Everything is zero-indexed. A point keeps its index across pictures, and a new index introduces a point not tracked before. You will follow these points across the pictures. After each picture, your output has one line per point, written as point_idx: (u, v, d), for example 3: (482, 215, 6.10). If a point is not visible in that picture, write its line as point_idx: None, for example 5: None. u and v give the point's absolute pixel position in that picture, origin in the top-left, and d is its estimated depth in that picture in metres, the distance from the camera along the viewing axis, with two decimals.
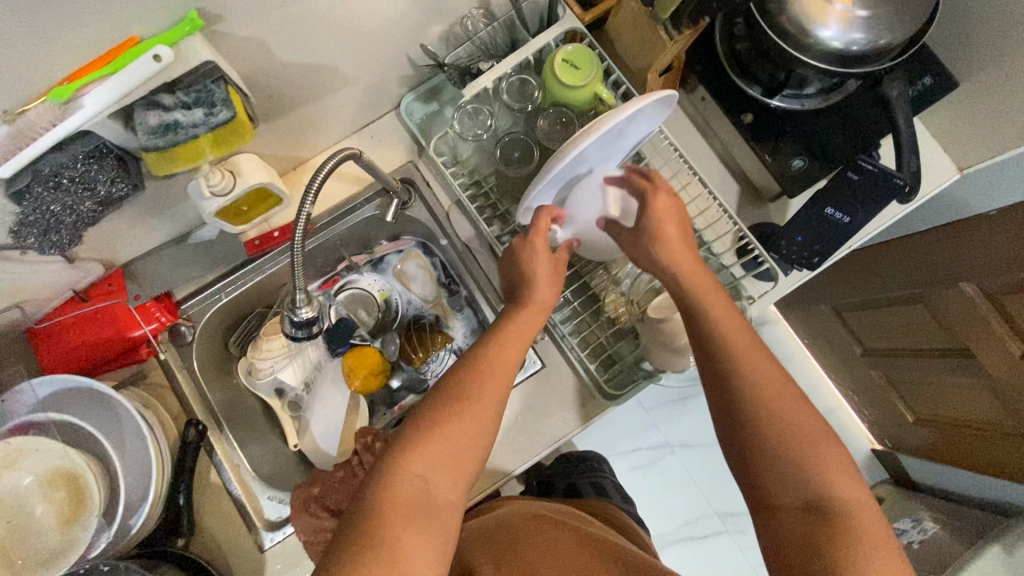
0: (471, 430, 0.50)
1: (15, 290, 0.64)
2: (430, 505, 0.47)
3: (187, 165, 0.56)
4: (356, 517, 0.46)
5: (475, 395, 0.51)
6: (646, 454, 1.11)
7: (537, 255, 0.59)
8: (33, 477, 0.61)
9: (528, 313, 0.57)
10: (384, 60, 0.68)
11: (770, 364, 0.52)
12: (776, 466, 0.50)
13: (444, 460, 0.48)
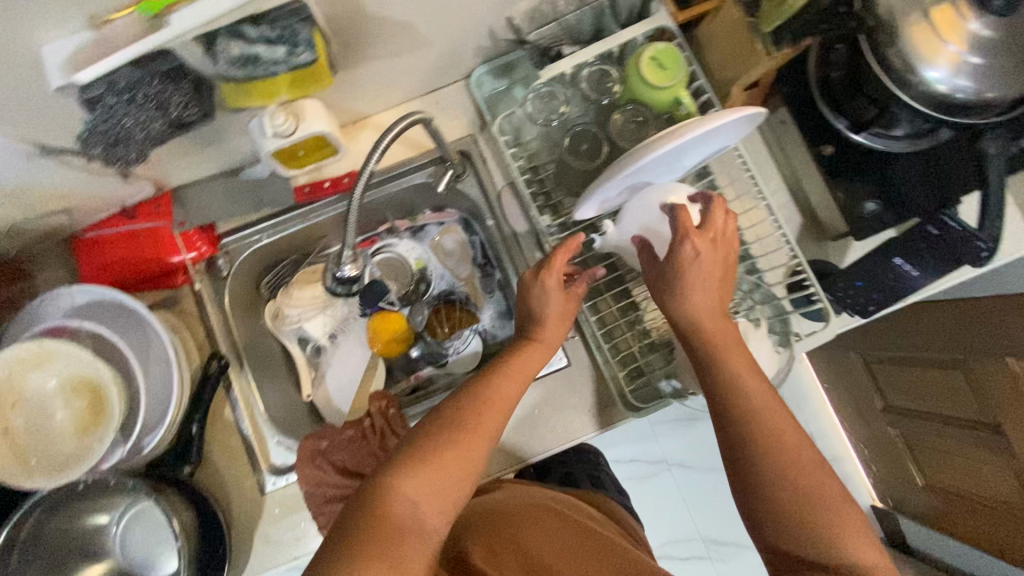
0: (469, 453, 0.50)
1: (67, 195, 0.65)
2: (430, 513, 0.46)
3: (259, 100, 0.56)
4: (353, 518, 0.45)
5: (481, 416, 0.52)
6: (643, 467, 1.10)
7: (548, 294, 0.59)
8: (58, 381, 0.61)
9: (533, 351, 0.59)
10: (466, 27, 0.66)
11: (785, 429, 0.52)
12: (786, 518, 0.49)
13: (443, 476, 0.48)
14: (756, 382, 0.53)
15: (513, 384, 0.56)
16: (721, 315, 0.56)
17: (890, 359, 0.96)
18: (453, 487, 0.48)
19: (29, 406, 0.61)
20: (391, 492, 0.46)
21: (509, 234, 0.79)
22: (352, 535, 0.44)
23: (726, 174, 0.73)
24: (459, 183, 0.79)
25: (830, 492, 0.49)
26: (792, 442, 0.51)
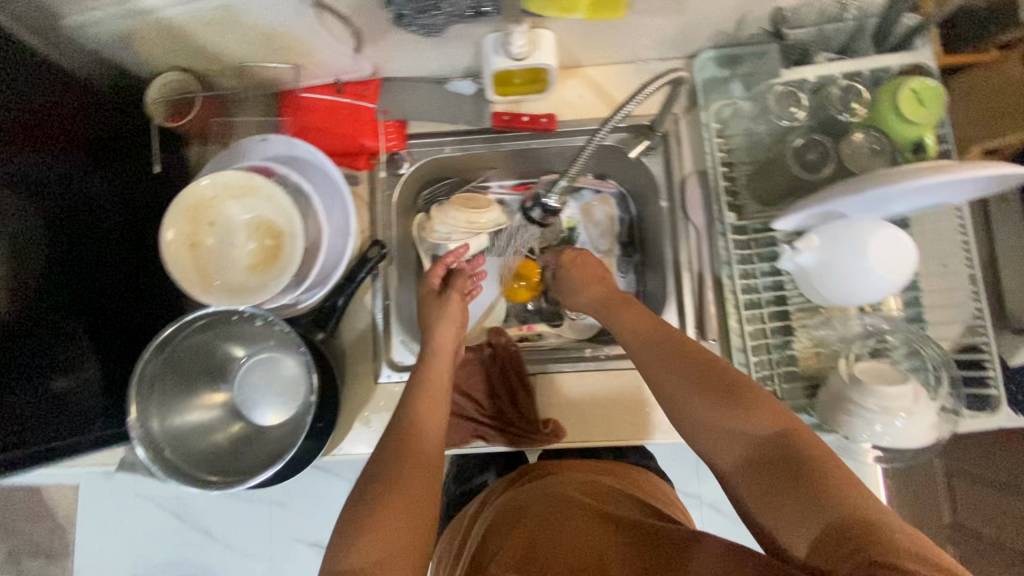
0: (426, 451, 0.59)
1: (305, 53, 0.68)
2: (408, 506, 0.52)
3: (560, 15, 0.50)
4: (344, 534, 0.50)
5: (429, 424, 0.62)
6: (678, 493, 1.05)
7: (439, 319, 0.74)
8: (251, 216, 0.66)
9: (439, 362, 0.70)
10: (726, 8, 0.65)
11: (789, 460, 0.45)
12: (763, 489, 0.45)
13: (417, 480, 0.55)
14: (696, 400, 0.52)
15: (442, 397, 0.66)
16: (685, 364, 0.55)
17: (979, 479, 0.82)
18: (427, 490, 0.55)
19: (222, 230, 0.65)
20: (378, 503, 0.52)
21: (677, 223, 0.78)
22: (346, 532, 0.50)
23: (927, 233, 0.69)
24: (646, 156, 0.79)
25: (807, 437, 0.46)
26: (715, 411, 0.50)
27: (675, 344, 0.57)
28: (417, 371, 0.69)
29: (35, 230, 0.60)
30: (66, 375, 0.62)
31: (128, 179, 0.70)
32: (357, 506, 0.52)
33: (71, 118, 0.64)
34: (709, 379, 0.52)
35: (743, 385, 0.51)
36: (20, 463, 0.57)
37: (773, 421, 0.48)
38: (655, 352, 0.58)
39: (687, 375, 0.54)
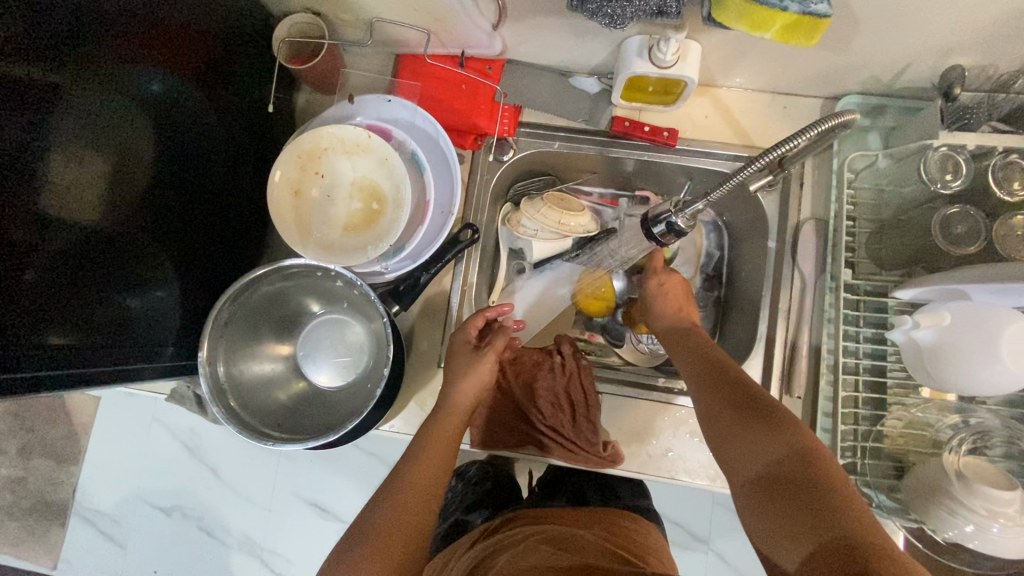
0: (419, 495, 0.59)
1: (444, 20, 0.66)
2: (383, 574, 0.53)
3: (746, 29, 0.47)
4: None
5: (423, 490, 0.59)
6: (697, 542, 1.01)
7: (470, 357, 0.69)
8: (356, 176, 0.66)
9: (459, 393, 0.67)
10: (894, 55, 0.61)
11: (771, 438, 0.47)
12: (757, 507, 0.45)
13: (397, 548, 0.54)
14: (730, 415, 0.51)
15: (444, 455, 0.62)
16: (732, 383, 0.53)
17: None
18: (398, 557, 0.54)
19: (325, 184, 0.66)
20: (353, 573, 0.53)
21: (781, 267, 0.74)
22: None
23: None
24: (764, 193, 0.74)
25: (824, 455, 0.44)
26: (739, 431, 0.49)
27: (722, 367, 0.56)
28: (426, 427, 0.64)
29: (143, 143, 0.58)
30: (137, 296, 0.59)
31: (230, 109, 0.69)
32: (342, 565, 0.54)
33: (196, 36, 0.62)
34: (742, 399, 0.51)
35: (772, 408, 0.49)
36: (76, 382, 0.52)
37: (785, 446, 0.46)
38: (700, 370, 0.57)
39: (721, 393, 0.53)
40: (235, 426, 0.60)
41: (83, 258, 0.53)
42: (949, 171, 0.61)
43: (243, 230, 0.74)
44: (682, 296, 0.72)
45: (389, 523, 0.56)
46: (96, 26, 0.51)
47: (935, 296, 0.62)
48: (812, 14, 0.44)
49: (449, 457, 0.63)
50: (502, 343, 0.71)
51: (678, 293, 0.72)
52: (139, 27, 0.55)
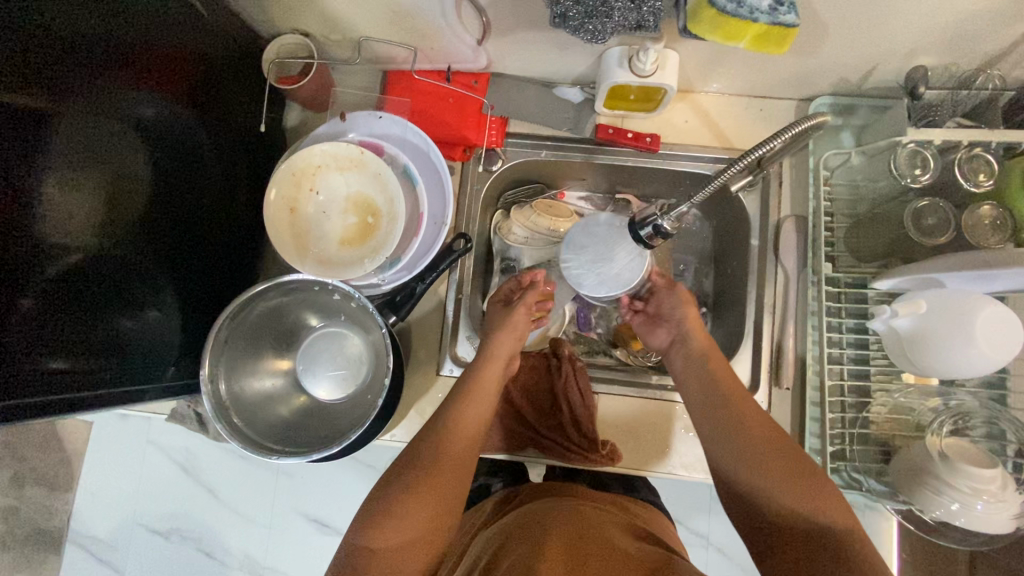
0: (463, 444, 0.60)
1: (429, 36, 0.68)
2: (428, 513, 0.54)
3: (721, 40, 0.50)
4: (366, 532, 0.53)
5: (465, 436, 0.60)
6: (699, 537, 1.02)
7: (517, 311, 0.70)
8: (351, 191, 0.68)
9: (505, 342, 0.68)
10: (860, 58, 0.65)
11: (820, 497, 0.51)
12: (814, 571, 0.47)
13: (442, 483, 0.56)
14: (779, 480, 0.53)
15: (485, 404, 0.64)
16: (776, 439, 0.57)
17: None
18: (443, 493, 0.56)
19: (320, 201, 0.68)
20: (395, 505, 0.54)
21: (766, 263, 0.76)
22: (377, 509, 0.54)
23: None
24: (744, 194, 0.78)
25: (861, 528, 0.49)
26: (794, 495, 0.51)
27: (755, 423, 0.58)
28: (468, 375, 0.66)
29: (136, 167, 0.59)
30: (134, 317, 0.60)
31: (222, 130, 0.70)
32: (389, 491, 0.55)
33: (185, 60, 0.62)
34: (789, 463, 0.54)
35: (814, 472, 0.53)
36: (75, 407, 0.53)
37: (834, 514, 0.50)
38: (733, 425, 0.58)
39: (765, 455, 0.55)
40: (239, 442, 0.61)
41: (80, 283, 0.54)
42: (919, 166, 0.64)
43: (237, 248, 0.75)
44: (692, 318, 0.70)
45: (435, 451, 0.58)
46: (85, 54, 0.51)
47: (914, 285, 0.64)
48: (781, 25, 0.47)
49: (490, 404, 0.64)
50: (532, 297, 0.71)
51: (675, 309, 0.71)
52: (128, 54, 0.56)
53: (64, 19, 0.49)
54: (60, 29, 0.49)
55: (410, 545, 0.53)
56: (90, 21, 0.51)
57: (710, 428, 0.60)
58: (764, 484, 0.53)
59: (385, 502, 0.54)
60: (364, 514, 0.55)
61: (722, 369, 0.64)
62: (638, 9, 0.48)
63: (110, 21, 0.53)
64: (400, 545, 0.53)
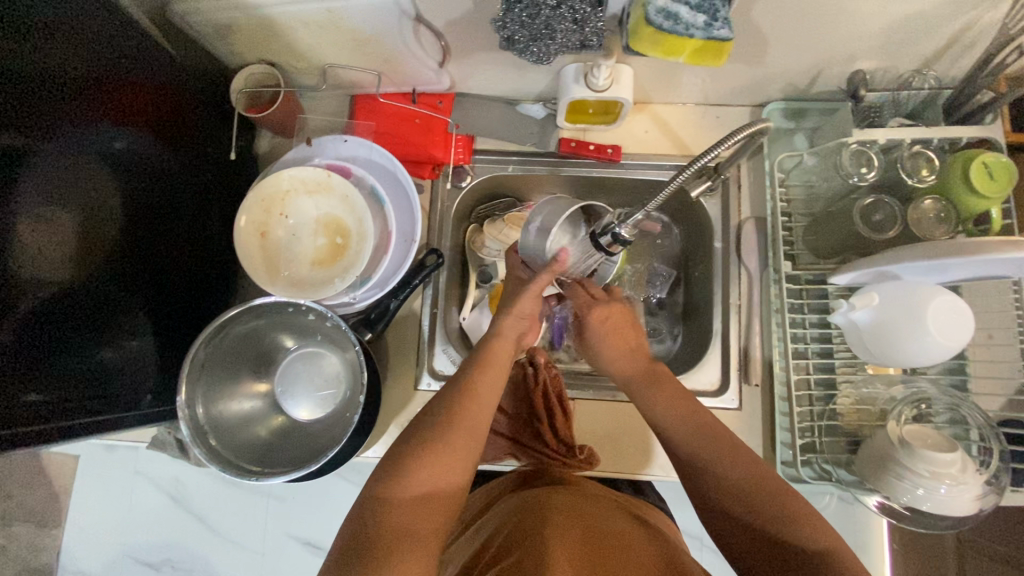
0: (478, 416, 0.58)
1: (391, 61, 0.70)
2: (442, 480, 0.53)
3: (661, 56, 0.53)
4: (383, 483, 0.53)
5: (483, 402, 0.58)
6: None
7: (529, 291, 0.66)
8: (319, 213, 0.70)
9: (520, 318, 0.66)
10: (802, 65, 0.68)
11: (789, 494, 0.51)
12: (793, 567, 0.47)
13: (459, 445, 0.55)
14: (759, 510, 0.50)
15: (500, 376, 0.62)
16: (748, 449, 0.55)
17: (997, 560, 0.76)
18: (458, 461, 0.55)
19: (290, 224, 0.69)
20: (416, 461, 0.53)
21: (730, 264, 0.79)
22: (396, 464, 0.54)
23: (981, 304, 0.70)
24: (705, 198, 0.80)
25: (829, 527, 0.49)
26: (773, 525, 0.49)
27: (732, 449, 0.54)
28: (483, 345, 0.64)
29: (108, 200, 0.60)
30: (110, 347, 0.61)
31: (192, 159, 0.71)
32: (408, 449, 0.55)
33: (155, 94, 0.64)
34: (766, 492, 0.51)
35: (794, 497, 0.51)
36: (51, 438, 0.53)
37: (820, 537, 0.48)
38: (707, 453, 0.55)
39: (745, 485, 0.52)
40: (218, 466, 0.62)
41: (56, 315, 0.55)
42: (863, 164, 0.66)
43: (211, 273, 0.76)
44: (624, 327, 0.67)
45: (454, 413, 0.57)
46: (57, 94, 0.53)
47: (868, 279, 0.67)
48: (716, 39, 0.50)
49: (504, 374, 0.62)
50: (546, 280, 0.64)
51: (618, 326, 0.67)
52: (100, 92, 0.57)
53: (37, 62, 0.51)
54: (33, 72, 0.51)
55: (426, 500, 0.52)
56: (63, 62, 0.53)
57: (686, 454, 0.56)
58: (742, 512, 0.51)
59: (405, 459, 0.54)
60: (383, 466, 0.55)
61: (687, 394, 0.60)
62: (580, 30, 0.53)
63: (81, 60, 0.55)
64: (416, 501, 0.52)
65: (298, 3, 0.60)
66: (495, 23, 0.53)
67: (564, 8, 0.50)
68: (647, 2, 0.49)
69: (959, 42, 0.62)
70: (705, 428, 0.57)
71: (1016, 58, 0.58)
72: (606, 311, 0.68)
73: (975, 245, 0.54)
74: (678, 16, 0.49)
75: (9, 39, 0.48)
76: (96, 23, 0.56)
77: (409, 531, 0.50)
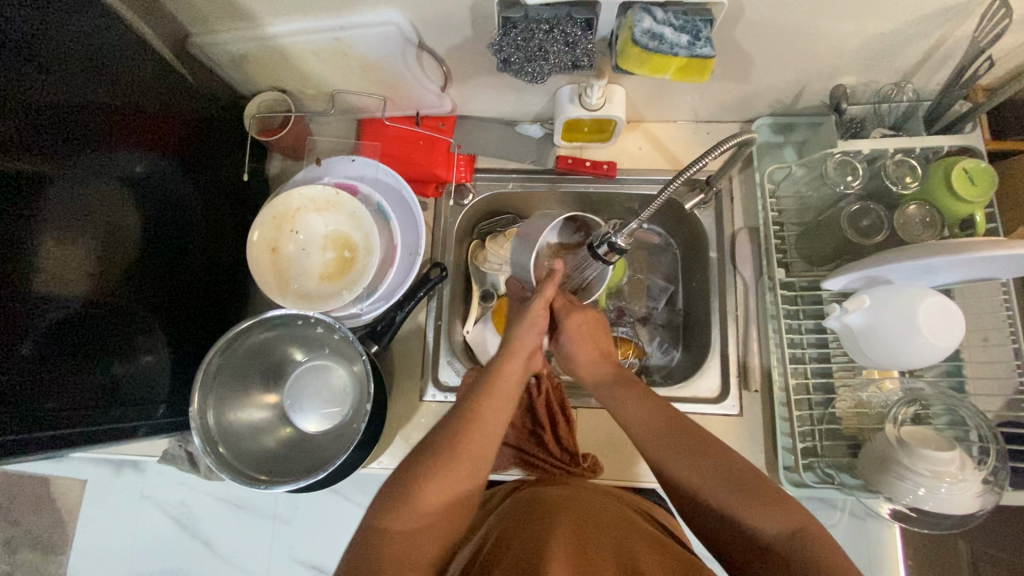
0: (484, 441, 0.59)
1: (396, 87, 0.74)
2: (443, 503, 0.55)
3: (648, 73, 0.57)
4: (382, 513, 0.54)
5: (488, 427, 0.59)
6: None
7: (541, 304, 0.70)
8: (326, 230, 0.74)
9: (527, 336, 0.69)
10: (785, 83, 0.72)
11: (766, 491, 0.51)
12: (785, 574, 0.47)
13: (458, 472, 0.56)
14: (729, 502, 0.51)
15: (506, 398, 0.63)
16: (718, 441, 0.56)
17: (1007, 567, 0.75)
18: (458, 484, 0.56)
19: (298, 239, 0.73)
20: (412, 488, 0.55)
21: (726, 273, 0.81)
22: (395, 494, 0.55)
23: (973, 307, 0.72)
24: (699, 210, 0.83)
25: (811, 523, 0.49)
26: (747, 516, 0.50)
27: (698, 443, 0.56)
28: (491, 368, 0.67)
29: (126, 220, 0.63)
30: (126, 361, 0.63)
31: (207, 181, 0.75)
32: (407, 475, 0.56)
33: (171, 119, 0.68)
34: (737, 486, 0.52)
35: (763, 482, 0.52)
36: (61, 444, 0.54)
37: (791, 520, 0.49)
38: (674, 450, 0.56)
39: (717, 483, 0.53)
40: (228, 474, 0.63)
41: (73, 330, 0.57)
42: (849, 173, 0.69)
43: (223, 289, 0.79)
44: (595, 334, 0.72)
45: (453, 440, 0.58)
46: (79, 121, 0.56)
47: (859, 284, 0.69)
48: (700, 56, 0.54)
49: (509, 400, 0.63)
50: (553, 292, 0.70)
51: (589, 334, 0.72)
52: (121, 117, 0.61)
53: (62, 90, 0.54)
54: (58, 100, 0.54)
55: (429, 527, 0.54)
56: (85, 92, 0.57)
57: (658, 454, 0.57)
58: (719, 508, 0.52)
59: (403, 488, 0.55)
60: (382, 495, 0.56)
61: (653, 394, 0.63)
62: (572, 52, 0.57)
63: (105, 90, 0.59)
64: (416, 530, 0.53)
65: (310, 33, 0.64)
66: (493, 46, 0.58)
67: (557, 31, 0.55)
68: (633, 25, 0.53)
69: (934, 56, 0.65)
70: (674, 423, 0.58)
71: (988, 69, 0.61)
72: (581, 318, 0.73)
73: (957, 244, 0.56)
74: (663, 37, 0.53)
75: (37, 70, 0.52)
76: (115, 52, 0.60)
77: (408, 558, 0.52)
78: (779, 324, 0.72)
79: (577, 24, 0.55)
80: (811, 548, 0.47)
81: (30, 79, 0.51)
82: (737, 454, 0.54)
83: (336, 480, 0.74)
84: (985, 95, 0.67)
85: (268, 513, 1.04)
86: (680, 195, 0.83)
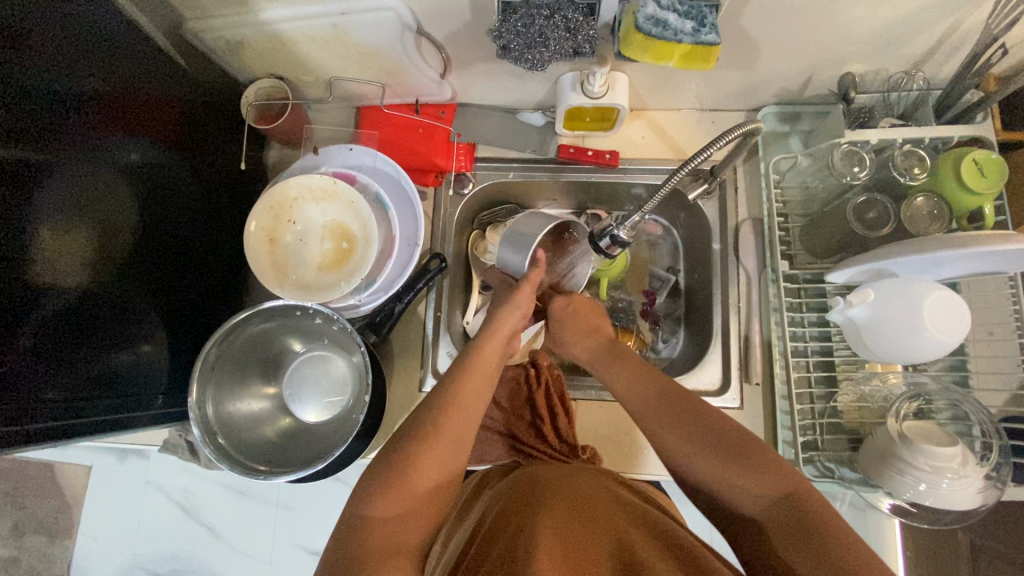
0: (462, 425, 0.59)
1: (396, 74, 0.73)
2: (436, 476, 0.55)
3: (651, 61, 0.56)
4: (365, 502, 0.53)
5: (462, 411, 0.60)
6: None
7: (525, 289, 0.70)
8: (324, 220, 0.73)
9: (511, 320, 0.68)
10: (792, 71, 0.70)
11: (756, 462, 0.50)
12: (791, 551, 0.46)
13: (441, 453, 0.56)
14: (724, 468, 0.51)
15: (482, 381, 0.63)
16: (701, 403, 0.56)
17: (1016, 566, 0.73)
18: (439, 456, 0.56)
19: (293, 227, 0.72)
20: (400, 470, 0.55)
21: (730, 264, 0.80)
22: (372, 483, 0.54)
23: (979, 300, 0.71)
24: (703, 201, 0.82)
25: (815, 501, 0.47)
26: (742, 482, 0.50)
27: (686, 409, 0.56)
28: (466, 352, 0.66)
29: (123, 211, 0.62)
30: (124, 353, 0.63)
31: (207, 175, 0.75)
32: (392, 457, 0.56)
33: (165, 107, 0.67)
34: (735, 453, 0.51)
35: (760, 448, 0.51)
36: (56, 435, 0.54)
37: (784, 484, 0.49)
38: (664, 418, 0.56)
39: (712, 448, 0.52)
40: (226, 464, 0.64)
41: (72, 320, 0.56)
42: (856, 163, 0.68)
43: (221, 281, 0.79)
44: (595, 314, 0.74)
45: (433, 427, 0.57)
46: (74, 109, 0.55)
47: (864, 277, 0.67)
48: (704, 43, 0.53)
49: (488, 381, 0.64)
50: (536, 275, 0.70)
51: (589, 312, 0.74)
52: (115, 102, 0.60)
53: (55, 77, 0.53)
54: (48, 86, 0.53)
55: (407, 513, 0.53)
56: (82, 75, 0.56)
57: (648, 420, 0.57)
58: (712, 478, 0.52)
59: (390, 474, 0.55)
60: (367, 483, 0.55)
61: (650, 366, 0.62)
62: (573, 38, 0.56)
63: (99, 75, 0.58)
64: (397, 517, 0.53)
65: (306, 19, 0.63)
66: (492, 32, 0.57)
67: (558, 17, 0.54)
68: (636, 10, 0.52)
69: (946, 43, 0.63)
70: (667, 393, 0.58)
71: (1001, 57, 0.59)
72: (568, 300, 0.75)
73: (965, 236, 0.55)
74: (667, 23, 0.52)
75: (26, 53, 0.51)
76: (107, 36, 0.59)
77: (394, 543, 0.51)
78: (781, 317, 0.72)
79: (578, 10, 0.54)
80: (805, 510, 0.47)
81: (19, 61, 0.50)
82: (727, 415, 0.55)
83: (336, 470, 0.74)
84: (999, 84, 0.65)
85: (270, 501, 1.04)
86: (683, 186, 0.82)
